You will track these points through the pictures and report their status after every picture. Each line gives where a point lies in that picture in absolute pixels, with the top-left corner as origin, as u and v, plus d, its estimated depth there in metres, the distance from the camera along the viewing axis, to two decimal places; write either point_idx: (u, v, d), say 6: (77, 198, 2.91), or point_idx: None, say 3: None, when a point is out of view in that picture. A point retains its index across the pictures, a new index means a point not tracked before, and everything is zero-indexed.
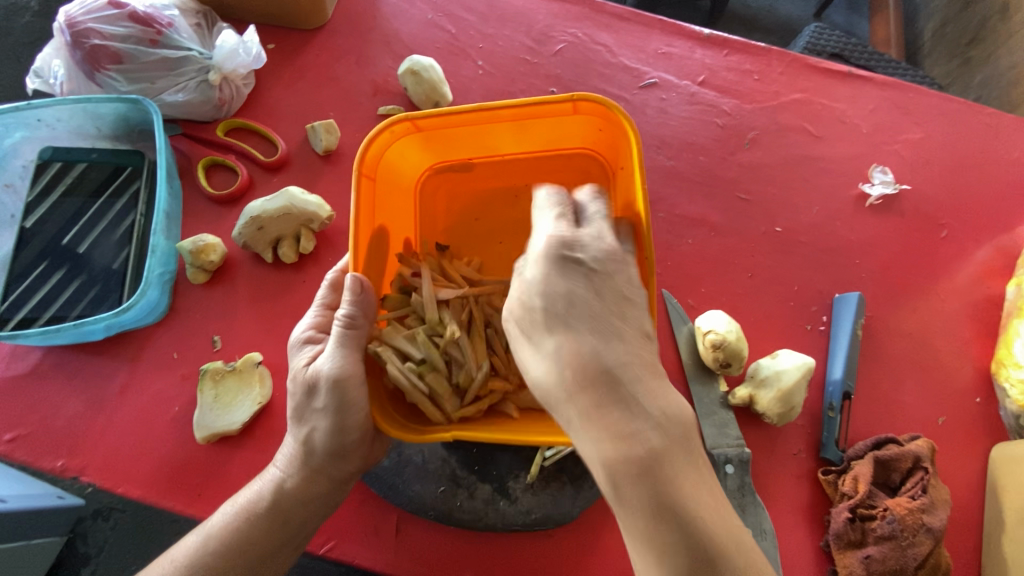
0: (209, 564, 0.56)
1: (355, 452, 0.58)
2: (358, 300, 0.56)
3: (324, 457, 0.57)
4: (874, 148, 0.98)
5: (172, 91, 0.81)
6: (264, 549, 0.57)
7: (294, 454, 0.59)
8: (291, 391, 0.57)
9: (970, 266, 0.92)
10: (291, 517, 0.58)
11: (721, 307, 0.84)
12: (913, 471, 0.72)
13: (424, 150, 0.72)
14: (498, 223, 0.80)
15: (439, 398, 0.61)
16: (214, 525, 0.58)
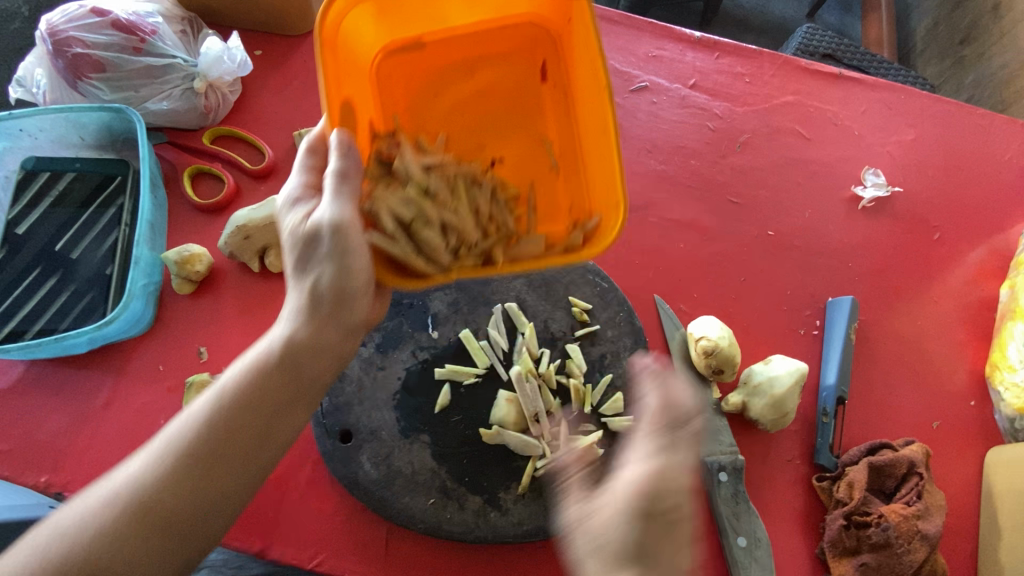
0: (224, 422, 0.53)
1: (356, 302, 0.57)
2: (349, 147, 0.53)
3: (333, 303, 0.55)
4: (866, 150, 0.97)
5: (157, 99, 0.80)
6: (280, 402, 0.55)
7: (303, 303, 0.56)
8: (288, 252, 0.57)
9: (965, 268, 0.91)
10: (299, 372, 0.56)
11: (713, 312, 0.84)
12: (907, 477, 0.71)
13: (378, 21, 0.63)
14: (462, 97, 0.72)
15: (432, 251, 0.58)
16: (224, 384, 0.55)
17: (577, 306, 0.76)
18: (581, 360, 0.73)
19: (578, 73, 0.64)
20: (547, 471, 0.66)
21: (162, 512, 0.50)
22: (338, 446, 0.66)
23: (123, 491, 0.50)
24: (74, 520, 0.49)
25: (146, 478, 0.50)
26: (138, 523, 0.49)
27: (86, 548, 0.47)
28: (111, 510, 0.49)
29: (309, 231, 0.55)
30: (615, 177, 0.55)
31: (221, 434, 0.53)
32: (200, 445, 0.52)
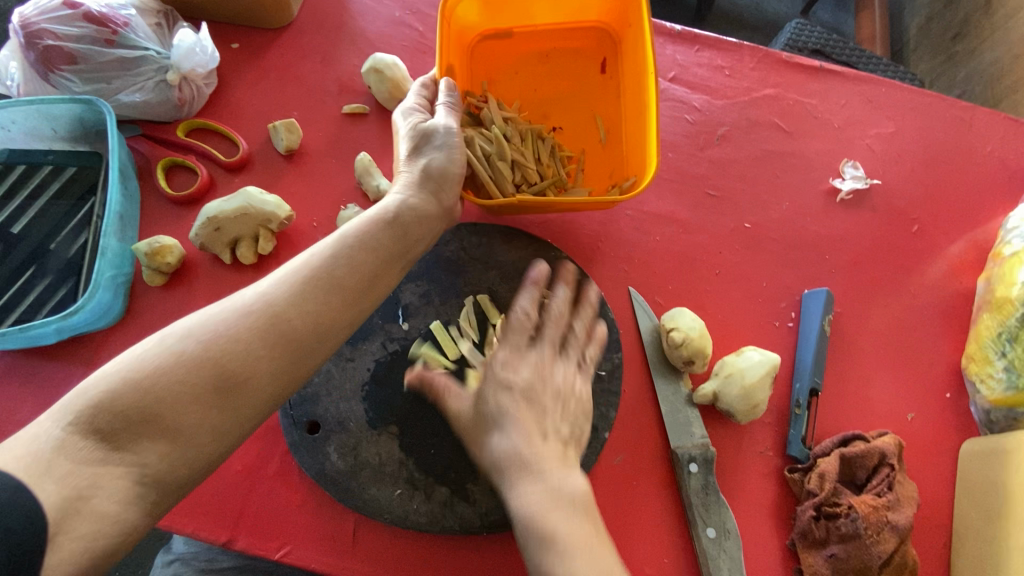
0: (348, 258, 0.59)
1: (452, 186, 0.69)
2: (454, 89, 0.72)
3: (436, 181, 0.67)
4: (846, 143, 0.97)
5: (129, 91, 0.79)
6: (388, 253, 0.62)
7: (412, 178, 0.67)
8: (402, 142, 0.70)
9: (944, 260, 0.91)
10: (404, 233, 0.64)
11: (688, 304, 0.83)
12: (878, 468, 0.71)
13: (481, 12, 0.82)
14: (535, 76, 0.87)
15: (499, 179, 0.76)
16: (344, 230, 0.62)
17: None
18: None
19: (633, 65, 0.81)
20: None
21: (287, 324, 0.54)
22: (306, 436, 0.66)
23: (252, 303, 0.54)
24: (205, 321, 0.52)
25: (276, 294, 0.55)
26: (267, 330, 0.53)
27: (220, 346, 0.51)
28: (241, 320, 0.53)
29: (425, 129, 0.69)
30: (656, 134, 0.70)
31: (341, 270, 0.58)
32: (324, 275, 0.57)
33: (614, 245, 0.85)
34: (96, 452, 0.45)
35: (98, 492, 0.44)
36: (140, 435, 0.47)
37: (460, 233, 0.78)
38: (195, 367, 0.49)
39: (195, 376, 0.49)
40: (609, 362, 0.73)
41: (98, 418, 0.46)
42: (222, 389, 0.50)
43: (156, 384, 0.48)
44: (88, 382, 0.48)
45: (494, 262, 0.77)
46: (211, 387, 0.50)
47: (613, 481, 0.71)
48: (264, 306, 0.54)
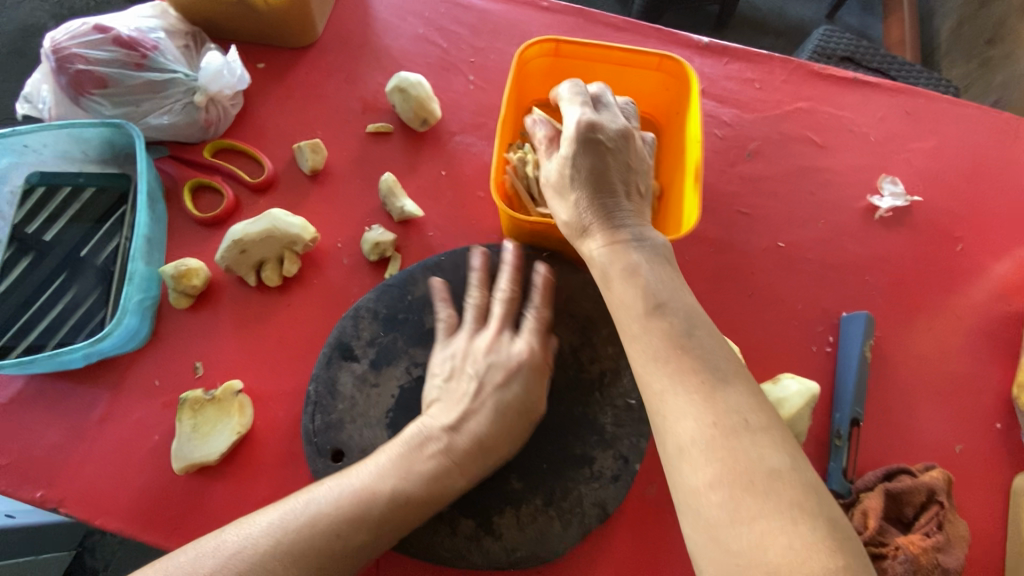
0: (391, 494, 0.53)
1: (525, 427, 0.61)
2: (541, 305, 0.66)
3: (513, 415, 0.60)
4: (883, 157, 0.94)
5: (158, 113, 0.80)
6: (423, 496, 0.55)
7: (480, 399, 0.60)
8: (495, 353, 0.62)
9: (990, 280, 0.87)
10: (448, 485, 0.56)
11: (720, 328, 0.81)
12: (927, 506, 0.67)
13: (547, 79, 0.89)
14: None
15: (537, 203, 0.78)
16: (408, 457, 0.56)
17: (576, 320, 0.74)
18: (581, 376, 0.71)
19: (677, 150, 0.86)
20: (543, 494, 0.64)
21: (336, 547, 0.50)
22: (330, 465, 0.64)
23: (315, 507, 0.51)
24: (264, 531, 0.49)
25: (331, 518, 0.50)
26: (319, 552, 0.49)
27: (278, 558, 0.48)
28: (295, 527, 0.49)
29: (529, 364, 0.62)
30: (697, 197, 0.74)
31: (398, 506, 0.53)
32: (382, 505, 0.52)
33: None
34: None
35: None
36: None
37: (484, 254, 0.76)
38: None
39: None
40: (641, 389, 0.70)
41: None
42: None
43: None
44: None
45: None
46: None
47: (645, 513, 0.68)
48: (328, 519, 0.50)
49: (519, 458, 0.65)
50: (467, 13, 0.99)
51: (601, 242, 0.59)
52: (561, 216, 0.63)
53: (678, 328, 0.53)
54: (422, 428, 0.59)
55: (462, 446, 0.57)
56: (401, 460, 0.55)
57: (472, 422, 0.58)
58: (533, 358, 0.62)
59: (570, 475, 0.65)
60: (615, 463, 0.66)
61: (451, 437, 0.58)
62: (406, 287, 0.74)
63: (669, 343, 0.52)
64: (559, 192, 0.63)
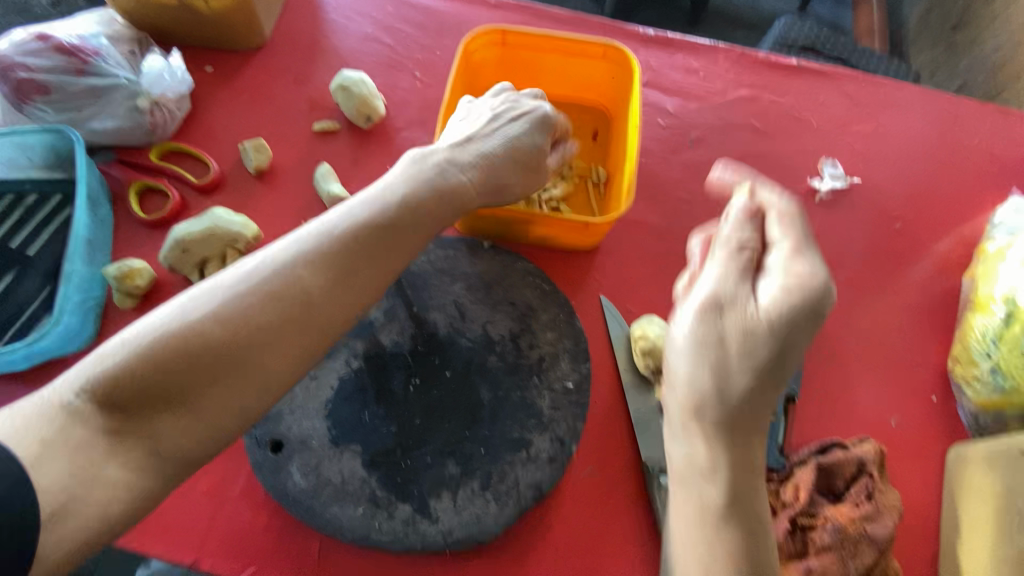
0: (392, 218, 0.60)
1: (532, 179, 0.73)
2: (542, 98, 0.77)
3: (519, 153, 0.71)
4: (825, 141, 0.95)
5: (102, 118, 0.81)
6: (433, 218, 0.63)
7: (466, 138, 0.69)
8: (514, 120, 0.72)
9: (929, 258, 0.89)
10: (460, 198, 0.66)
11: (661, 312, 0.82)
12: (857, 478, 0.69)
13: (497, 68, 0.90)
14: None
15: None
16: (424, 172, 0.64)
17: (515, 308, 0.76)
18: (519, 363, 0.72)
19: (621, 138, 0.87)
20: (480, 478, 0.66)
21: (358, 261, 0.57)
22: (269, 456, 0.65)
23: (341, 232, 0.57)
24: (281, 256, 0.53)
25: (349, 237, 0.57)
26: (342, 268, 0.56)
27: (301, 270, 0.53)
28: (315, 255, 0.54)
29: (544, 119, 0.73)
30: (631, 182, 0.75)
31: (408, 210, 0.61)
32: (390, 216, 0.60)
33: (588, 253, 0.83)
34: (103, 411, 0.44)
35: (160, 425, 0.46)
36: (156, 407, 0.46)
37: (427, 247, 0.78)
38: (274, 305, 0.51)
39: (269, 315, 0.51)
40: (577, 373, 0.72)
41: (132, 365, 0.45)
42: (297, 318, 0.52)
43: (241, 309, 0.50)
44: (129, 333, 0.46)
45: (461, 275, 0.77)
46: (296, 313, 0.52)
47: (582, 494, 0.69)
48: (358, 236, 0.57)
49: (456, 443, 0.67)
50: (415, 12, 1.00)
51: (710, 443, 0.51)
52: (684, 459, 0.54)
53: (752, 514, 0.51)
54: (435, 156, 0.66)
55: (487, 174, 0.68)
56: (414, 182, 0.63)
57: (480, 146, 0.69)
58: (548, 117, 0.74)
59: (506, 457, 0.67)
60: (551, 445, 0.68)
61: (452, 154, 0.67)
62: None
63: (732, 513, 0.51)
64: (715, 365, 0.51)
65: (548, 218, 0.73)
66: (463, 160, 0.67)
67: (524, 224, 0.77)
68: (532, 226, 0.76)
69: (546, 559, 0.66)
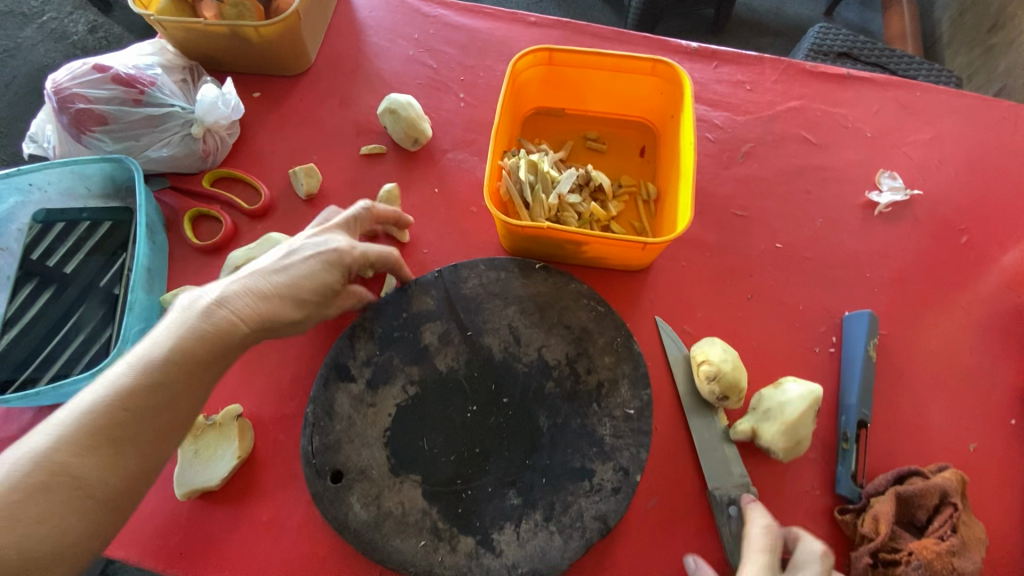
0: (157, 373, 0.54)
1: (321, 312, 0.67)
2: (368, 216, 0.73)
3: (320, 291, 0.65)
4: (880, 152, 0.92)
5: (157, 146, 0.82)
6: (189, 357, 0.56)
7: (257, 276, 0.62)
8: (306, 258, 0.64)
9: (997, 272, 0.85)
10: (230, 332, 0.58)
11: (719, 332, 0.79)
12: (941, 509, 0.65)
13: (541, 87, 0.90)
14: (578, 149, 0.92)
15: (532, 207, 0.77)
16: (192, 318, 0.57)
17: (571, 331, 0.74)
18: (578, 390, 0.70)
19: (673, 154, 0.85)
20: (543, 509, 0.64)
21: (125, 427, 0.52)
22: (329, 486, 0.64)
23: (87, 406, 0.51)
24: (43, 442, 0.49)
25: (111, 406, 0.51)
26: (108, 430, 0.51)
27: (63, 456, 0.49)
28: (69, 439, 0.49)
29: (333, 259, 0.66)
30: (691, 199, 0.74)
31: (172, 361, 0.55)
32: (160, 365, 0.54)
33: (640, 272, 0.82)
34: None
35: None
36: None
37: (478, 269, 0.77)
38: (39, 497, 0.47)
39: (36, 507, 0.47)
40: (638, 399, 0.70)
41: None
42: (91, 496, 0.50)
43: (8, 507, 0.46)
44: None
45: (514, 298, 0.76)
46: (73, 495, 0.49)
47: (648, 525, 0.67)
48: (96, 414, 0.51)
49: (516, 473, 0.66)
50: (456, 33, 1.00)
51: None
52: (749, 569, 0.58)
53: None
54: (203, 300, 0.59)
55: (268, 297, 0.61)
56: (188, 327, 0.57)
57: (240, 290, 0.60)
58: (342, 257, 0.66)
59: (569, 488, 0.65)
60: (615, 475, 0.66)
61: (229, 296, 0.59)
62: (402, 304, 0.75)
63: None
64: None
65: (607, 239, 0.71)
66: (243, 292, 0.60)
67: (579, 244, 0.74)
68: (587, 246, 0.75)
69: None
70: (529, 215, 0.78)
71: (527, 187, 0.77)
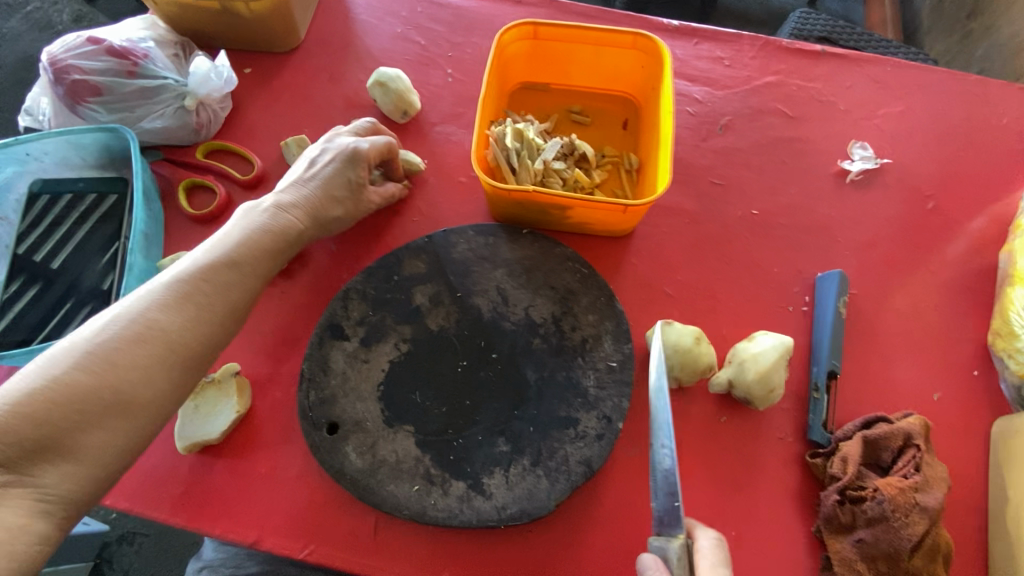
0: (229, 253, 0.64)
1: (357, 209, 0.77)
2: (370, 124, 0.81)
3: (350, 189, 0.75)
4: (853, 124, 0.96)
5: (151, 118, 0.84)
6: (257, 243, 0.66)
7: (294, 183, 0.73)
8: (328, 163, 0.74)
9: (962, 236, 0.89)
10: (287, 224, 0.69)
11: (698, 294, 0.83)
12: (904, 450, 0.69)
13: (527, 62, 0.92)
14: (563, 122, 0.95)
15: (518, 173, 0.80)
16: (255, 219, 0.68)
17: (557, 291, 0.77)
18: (564, 345, 0.74)
19: (653, 125, 0.89)
20: (530, 454, 0.67)
21: (204, 293, 0.60)
22: (325, 437, 0.67)
23: (173, 277, 0.59)
24: (134, 302, 0.56)
25: (192, 277, 0.60)
26: (191, 297, 0.59)
27: (155, 314, 0.56)
28: (158, 300, 0.57)
29: (350, 157, 0.75)
30: (669, 163, 0.77)
31: (243, 246, 0.65)
32: (234, 249, 0.64)
33: (623, 237, 0.85)
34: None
35: (43, 477, 0.48)
36: (40, 460, 0.48)
37: (467, 234, 0.80)
38: (136, 346, 0.54)
39: (135, 353, 0.54)
40: (621, 352, 0.73)
41: (63, 398, 0.49)
42: (178, 351, 0.57)
43: (108, 353, 0.53)
44: (36, 364, 0.50)
45: (502, 261, 0.79)
46: (162, 347, 0.56)
47: (630, 471, 0.71)
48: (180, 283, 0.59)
49: (505, 422, 0.69)
50: (444, 11, 1.03)
51: None
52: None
53: None
54: (256, 206, 0.70)
55: (310, 196, 0.72)
56: (254, 223, 0.67)
57: (288, 195, 0.72)
58: (358, 153, 0.75)
59: (555, 435, 0.68)
60: (599, 423, 0.69)
61: (278, 200, 0.71)
62: (393, 267, 0.77)
63: None
64: None
65: (591, 202, 0.73)
66: (290, 197, 0.71)
67: (564, 208, 0.77)
68: (572, 211, 0.78)
69: (598, 536, 0.68)
70: (515, 181, 0.80)
71: (513, 154, 0.80)
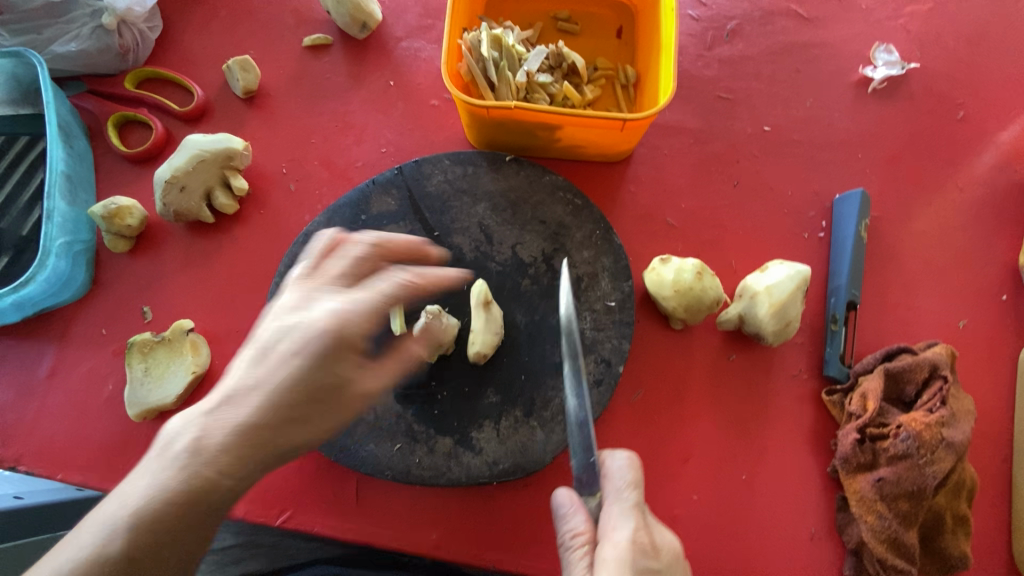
0: (180, 516, 0.40)
1: (341, 411, 0.47)
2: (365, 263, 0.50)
3: (320, 394, 0.45)
4: (875, 26, 0.85)
5: (64, 40, 0.72)
6: (210, 493, 0.41)
7: (232, 393, 0.43)
8: (292, 354, 0.44)
9: (993, 148, 0.80)
10: (238, 457, 0.42)
11: (704, 223, 0.75)
12: (930, 382, 0.63)
13: None
14: (549, 30, 0.82)
15: (497, 88, 0.70)
16: (190, 464, 0.41)
17: (549, 226, 0.68)
18: (557, 285, 0.66)
19: (652, 30, 0.77)
20: (522, 405, 0.61)
21: (179, 529, 0.40)
22: None
23: (129, 517, 0.39)
24: (93, 548, 0.38)
25: (147, 528, 0.39)
26: (171, 520, 0.40)
27: (133, 552, 0.39)
28: (180, 494, 0.40)
29: (342, 335, 0.45)
30: (672, 69, 0.66)
31: (211, 492, 0.41)
32: (193, 469, 0.41)
33: (618, 163, 0.76)
34: None
35: None
36: None
37: (443, 164, 0.70)
38: None
39: None
40: (620, 291, 0.66)
41: None
42: None
43: None
44: None
45: (483, 194, 0.69)
46: None
47: (633, 417, 0.66)
48: (194, 478, 0.40)
49: (492, 371, 0.62)
50: None
51: None
52: (624, 540, 0.45)
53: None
54: (195, 419, 0.42)
55: (263, 431, 0.43)
56: (241, 406, 0.43)
57: (229, 412, 0.43)
58: (351, 327, 0.45)
59: (550, 383, 0.62)
60: (597, 368, 0.63)
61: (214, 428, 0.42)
62: (360, 206, 0.68)
63: None
64: None
65: (583, 118, 0.63)
66: (228, 423, 0.42)
67: (553, 128, 0.67)
68: (561, 132, 0.68)
69: None
70: (495, 99, 0.70)
71: (491, 67, 0.69)
